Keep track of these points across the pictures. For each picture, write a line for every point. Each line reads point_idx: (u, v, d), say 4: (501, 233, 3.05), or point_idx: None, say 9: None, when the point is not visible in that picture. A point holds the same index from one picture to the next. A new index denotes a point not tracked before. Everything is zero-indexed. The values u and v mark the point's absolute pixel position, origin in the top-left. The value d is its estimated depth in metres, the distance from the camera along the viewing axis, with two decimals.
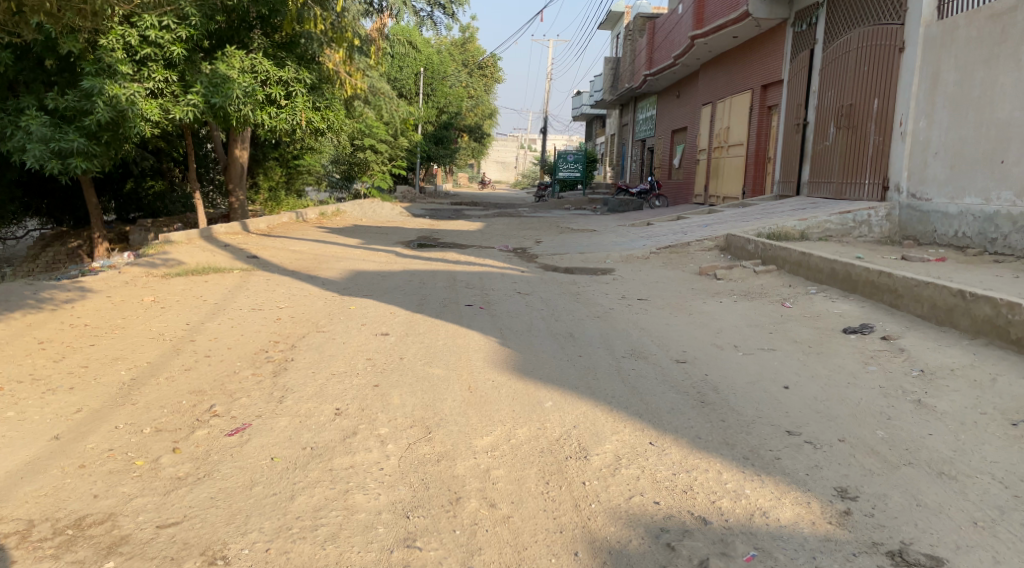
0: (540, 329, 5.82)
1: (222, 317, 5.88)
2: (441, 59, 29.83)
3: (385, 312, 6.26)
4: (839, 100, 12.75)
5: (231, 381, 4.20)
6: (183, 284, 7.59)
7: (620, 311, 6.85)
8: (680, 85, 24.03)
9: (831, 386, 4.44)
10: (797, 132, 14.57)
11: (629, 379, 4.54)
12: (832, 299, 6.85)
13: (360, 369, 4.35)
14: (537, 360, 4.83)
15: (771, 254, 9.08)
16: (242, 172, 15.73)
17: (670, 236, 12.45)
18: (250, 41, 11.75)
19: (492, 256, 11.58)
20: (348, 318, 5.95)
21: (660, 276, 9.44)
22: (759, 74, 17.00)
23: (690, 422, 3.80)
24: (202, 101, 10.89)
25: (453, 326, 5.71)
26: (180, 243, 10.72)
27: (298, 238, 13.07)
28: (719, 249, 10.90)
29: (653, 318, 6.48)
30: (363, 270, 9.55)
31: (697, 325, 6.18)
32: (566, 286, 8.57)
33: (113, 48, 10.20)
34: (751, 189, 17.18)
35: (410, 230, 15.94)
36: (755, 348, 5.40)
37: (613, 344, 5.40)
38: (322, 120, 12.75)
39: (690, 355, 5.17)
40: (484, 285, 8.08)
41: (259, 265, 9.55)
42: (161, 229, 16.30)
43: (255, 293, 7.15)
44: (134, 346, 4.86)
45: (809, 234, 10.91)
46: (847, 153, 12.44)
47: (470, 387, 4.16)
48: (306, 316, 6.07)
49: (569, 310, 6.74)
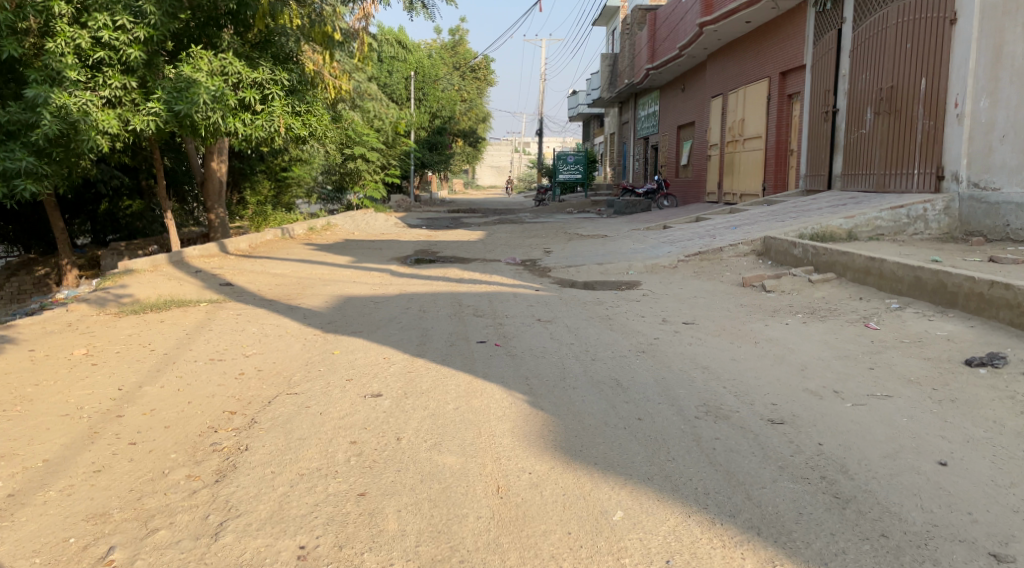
0: (576, 376, 4.51)
1: (170, 376, 4.59)
2: (432, 62, 28.60)
3: (379, 358, 4.97)
4: (877, 83, 11.51)
5: (152, 493, 2.89)
6: (133, 326, 6.29)
7: (667, 342, 5.55)
8: (684, 77, 22.80)
9: (1004, 458, 3.17)
10: (825, 121, 13.32)
11: (717, 457, 3.24)
12: (927, 318, 5.58)
13: (341, 464, 3.06)
14: (583, 430, 3.53)
15: (827, 260, 7.81)
16: (220, 188, 14.48)
17: (697, 241, 11.12)
18: (219, 40, 10.44)
19: (499, 271, 10.31)
20: (330, 371, 4.65)
21: (697, 290, 8.16)
22: (776, 60, 15.74)
23: (839, 543, 2.53)
24: (165, 109, 9.59)
25: (465, 378, 4.41)
26: (142, 271, 9.39)
27: (283, 258, 11.78)
28: (756, 253, 9.65)
29: (714, 352, 5.18)
30: (353, 295, 8.27)
31: (773, 361, 4.89)
32: (591, 307, 7.29)
33: (63, 53, 8.90)
34: (772, 185, 15.92)
35: (407, 244, 14.64)
36: (864, 395, 4.10)
37: (677, 396, 4.10)
38: (304, 127, 11.31)
39: (784, 410, 3.87)
40: (496, 311, 6.81)
41: (232, 294, 8.28)
42: (135, 252, 15.06)
43: (219, 335, 5.86)
44: (34, 433, 3.56)
45: (857, 235, 9.65)
46: (891, 142, 11.19)
47: (499, 488, 2.87)
48: (279, 368, 4.78)
49: (605, 345, 5.42)
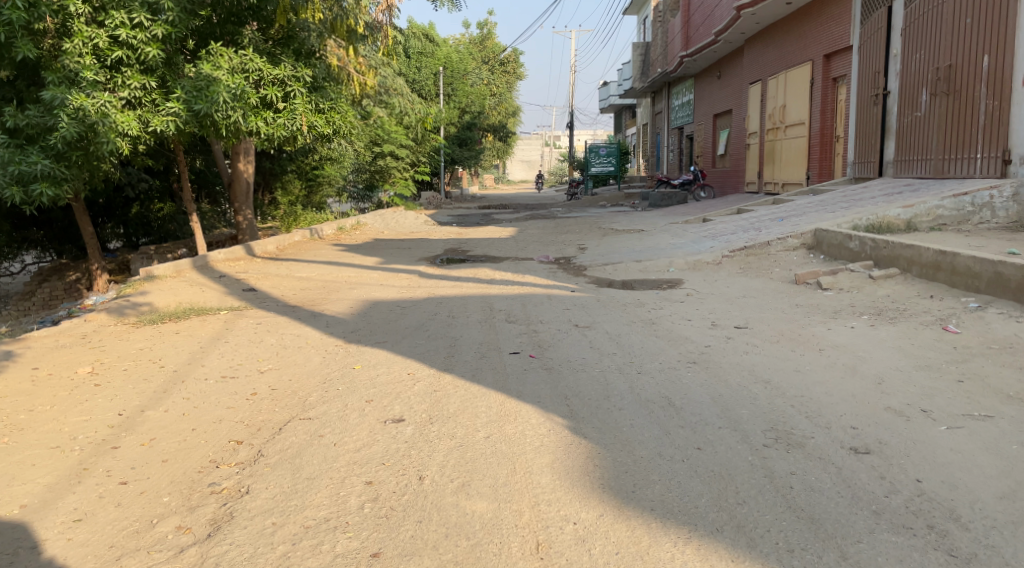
0: (621, 394, 4.01)
1: (176, 398, 4.21)
2: (460, 56, 28.20)
3: (403, 374, 4.52)
4: (933, 62, 10.76)
5: (134, 552, 2.49)
6: (146, 338, 5.93)
7: (719, 350, 5.02)
8: (720, 64, 22.01)
9: None
10: (875, 104, 12.56)
11: (796, 499, 2.74)
12: (1015, 319, 4.95)
13: (353, 512, 2.64)
14: (635, 464, 3.04)
15: (889, 254, 7.18)
16: (247, 189, 14.22)
17: (742, 234, 10.49)
18: (240, 37, 10.15)
19: (532, 270, 9.81)
20: (349, 390, 4.22)
21: (745, 289, 7.59)
22: (820, 42, 14.98)
23: None
24: (184, 109, 9.27)
25: (497, 397, 3.94)
26: (164, 277, 9.11)
27: (310, 260, 11.44)
28: (807, 247, 9.02)
29: (775, 362, 4.63)
30: (379, 300, 7.86)
31: (843, 373, 4.34)
32: (631, 309, 6.78)
33: (80, 53, 8.65)
34: (817, 174, 15.17)
35: (436, 243, 14.20)
36: (958, 415, 3.54)
37: (741, 418, 3.58)
38: (327, 124, 10.90)
39: (868, 436, 3.32)
40: (530, 317, 6.33)
41: (254, 300, 7.94)
42: (164, 256, 14.91)
43: (234, 347, 5.49)
44: (18, 472, 3.20)
45: (916, 225, 8.97)
46: (950, 125, 10.44)
47: (538, 546, 2.42)
48: (294, 388, 4.36)
49: (650, 355, 4.90)
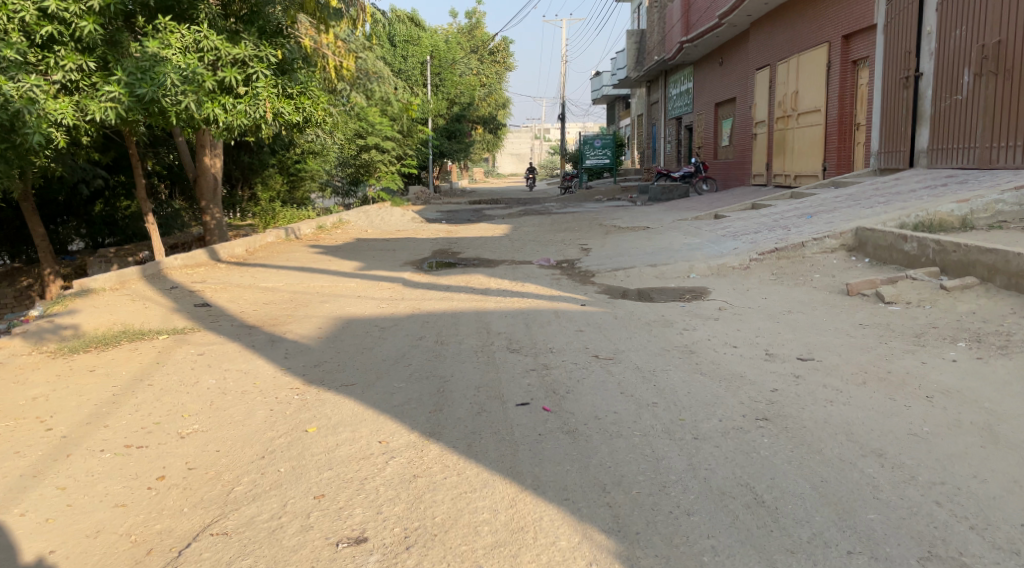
0: (681, 481, 2.78)
1: (47, 489, 2.96)
2: (448, 45, 26.94)
3: (372, 444, 3.28)
4: (976, 38, 9.63)
5: None
6: (51, 378, 4.66)
7: (792, 397, 3.79)
8: (722, 50, 20.83)
9: None
10: (904, 88, 11.40)
11: None
12: None
13: None
14: None
15: (960, 260, 5.98)
16: (215, 185, 12.85)
17: (768, 234, 9.29)
18: (196, 12, 8.72)
19: (532, 277, 8.57)
20: (292, 474, 2.97)
21: (789, 302, 6.41)
22: (837, 21, 13.81)
23: None
24: (127, 94, 7.81)
25: (504, 492, 2.71)
26: (103, 290, 7.82)
27: (281, 265, 10.14)
28: (846, 249, 7.85)
29: (876, 419, 3.42)
30: (354, 317, 6.61)
31: (979, 437, 3.15)
32: (659, 330, 5.55)
33: (4, 29, 7.15)
34: (835, 165, 14.00)
35: (424, 243, 12.93)
36: None
37: (876, 534, 2.37)
38: (297, 112, 9.48)
39: None
40: (537, 344, 5.10)
41: (205, 318, 6.70)
42: (125, 259, 13.58)
43: (157, 394, 4.21)
44: None
45: (973, 224, 7.75)
46: (996, 110, 9.30)
47: None
48: (219, 467, 3.12)
49: (704, 406, 3.67)
